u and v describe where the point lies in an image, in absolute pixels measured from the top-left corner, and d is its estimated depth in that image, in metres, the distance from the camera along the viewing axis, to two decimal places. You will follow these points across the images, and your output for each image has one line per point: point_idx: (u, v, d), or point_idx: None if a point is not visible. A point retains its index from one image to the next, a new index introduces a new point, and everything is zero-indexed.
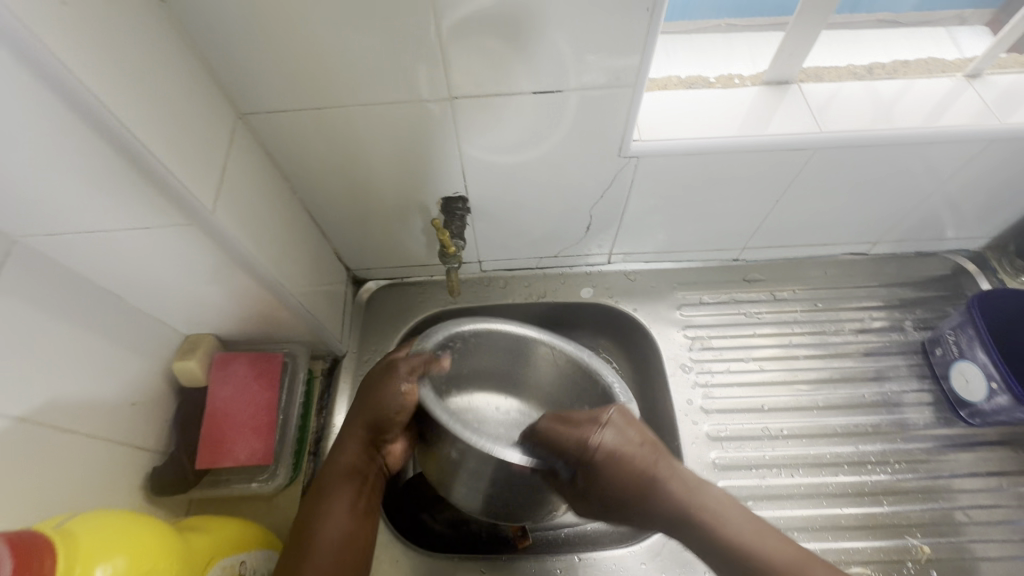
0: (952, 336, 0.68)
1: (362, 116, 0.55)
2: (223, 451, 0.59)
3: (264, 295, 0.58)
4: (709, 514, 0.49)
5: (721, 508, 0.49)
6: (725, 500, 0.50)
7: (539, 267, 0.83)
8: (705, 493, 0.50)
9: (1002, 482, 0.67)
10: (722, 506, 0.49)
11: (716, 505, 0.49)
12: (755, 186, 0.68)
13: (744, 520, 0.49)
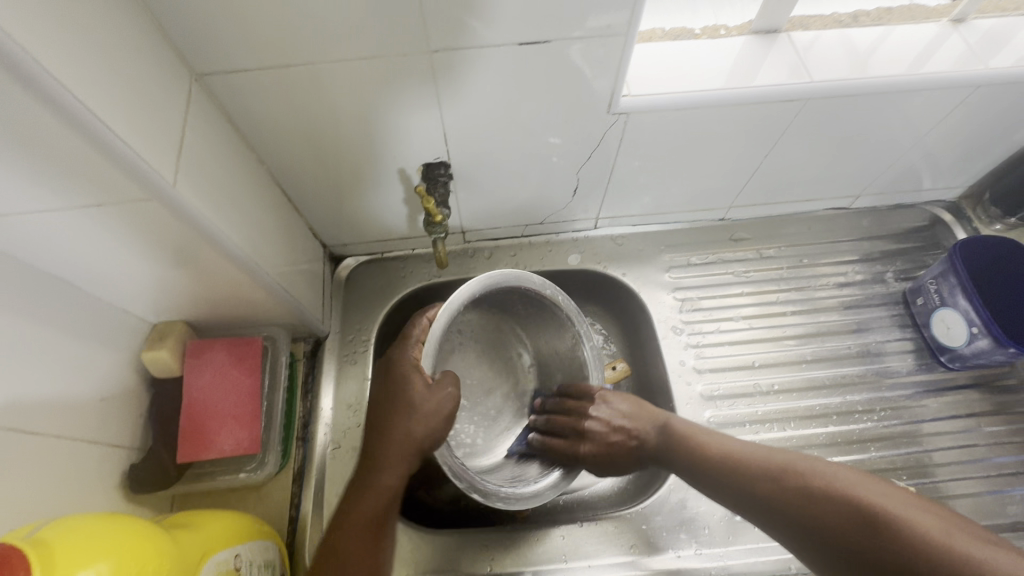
0: (934, 284, 0.70)
1: (333, 76, 0.51)
2: (206, 443, 0.56)
3: (239, 277, 0.54)
4: (733, 458, 0.52)
5: (730, 446, 0.53)
6: (751, 445, 0.53)
7: (523, 235, 0.80)
8: (739, 449, 0.53)
9: (980, 422, 0.70)
10: (721, 442, 0.54)
11: (723, 447, 0.53)
12: (745, 140, 0.66)
13: (753, 446, 0.53)
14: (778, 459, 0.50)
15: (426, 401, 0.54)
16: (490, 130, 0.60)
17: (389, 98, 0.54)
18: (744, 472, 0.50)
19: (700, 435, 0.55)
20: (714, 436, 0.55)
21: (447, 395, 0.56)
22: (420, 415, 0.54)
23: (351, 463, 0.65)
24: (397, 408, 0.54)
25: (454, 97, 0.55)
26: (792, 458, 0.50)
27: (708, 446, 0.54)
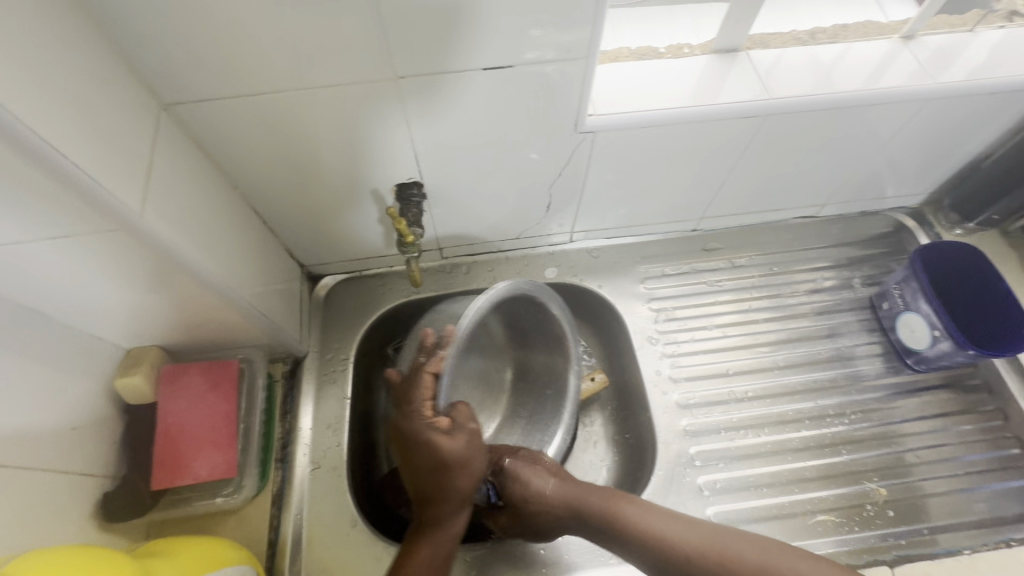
0: (898, 290, 0.72)
1: (302, 101, 0.52)
2: (181, 469, 0.56)
3: (212, 301, 0.55)
4: (659, 539, 0.54)
5: (663, 528, 0.54)
6: (669, 522, 0.55)
7: (500, 250, 0.81)
8: (654, 522, 0.55)
9: (947, 422, 0.71)
10: (649, 519, 0.55)
11: (649, 522, 0.55)
12: (710, 155, 0.68)
13: (688, 528, 0.54)
14: (718, 540, 0.53)
15: (453, 453, 0.55)
16: (461, 149, 0.61)
17: (359, 121, 0.55)
18: (675, 553, 0.53)
19: (619, 511, 0.56)
20: (638, 510, 0.56)
21: (471, 443, 0.57)
22: (449, 467, 0.55)
23: (331, 482, 0.65)
24: (428, 468, 0.56)
25: (423, 119, 0.56)
26: (717, 538, 0.53)
27: (638, 524, 0.55)
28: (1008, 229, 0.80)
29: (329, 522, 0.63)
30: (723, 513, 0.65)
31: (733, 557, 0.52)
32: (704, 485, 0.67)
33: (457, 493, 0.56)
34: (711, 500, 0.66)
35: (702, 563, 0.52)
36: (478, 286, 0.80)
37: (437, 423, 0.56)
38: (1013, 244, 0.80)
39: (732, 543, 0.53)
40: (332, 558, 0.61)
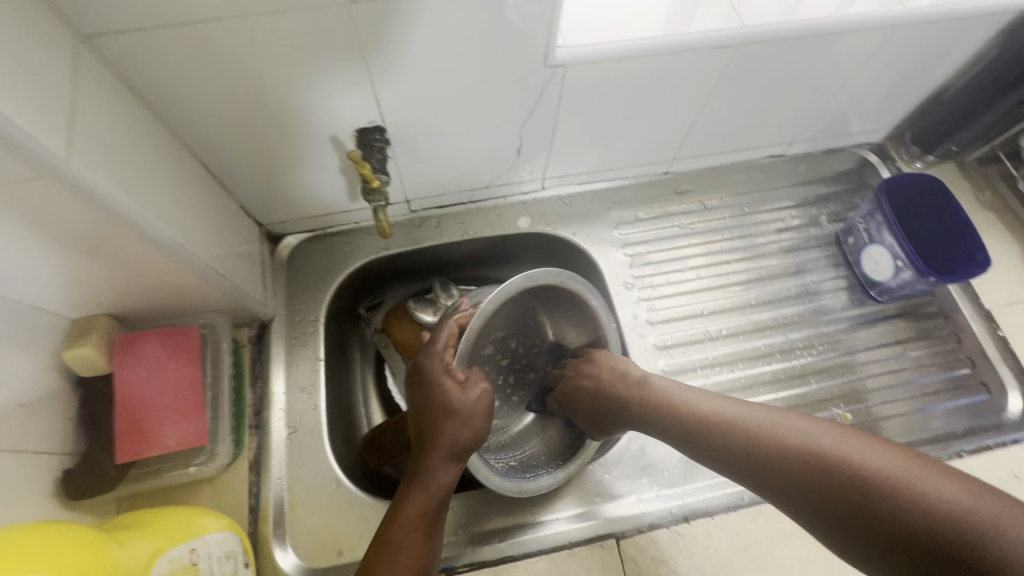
0: (863, 223, 0.74)
1: (244, 31, 0.46)
2: (147, 440, 0.53)
3: (163, 261, 0.50)
4: (728, 420, 0.51)
5: (706, 407, 0.53)
6: (738, 406, 0.52)
7: (470, 201, 0.78)
8: (689, 403, 0.55)
9: (906, 348, 0.75)
10: (675, 394, 0.56)
11: (715, 409, 0.52)
12: (683, 89, 0.66)
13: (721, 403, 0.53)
14: (742, 414, 0.51)
15: (451, 399, 0.54)
16: (424, 88, 0.57)
17: (313, 55, 0.50)
18: (704, 429, 0.52)
19: (653, 388, 0.58)
20: (666, 392, 0.57)
21: (481, 403, 0.55)
22: (449, 418, 0.53)
23: (311, 444, 0.64)
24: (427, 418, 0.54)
25: (380, 52, 0.52)
26: (756, 415, 0.50)
27: (661, 398, 0.57)
28: (964, 161, 0.82)
29: (311, 483, 0.62)
30: None
31: (766, 432, 0.48)
32: None
33: (452, 447, 0.53)
34: None
35: (733, 438, 0.49)
36: (449, 239, 0.77)
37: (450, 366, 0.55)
38: (968, 176, 0.83)
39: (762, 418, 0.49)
40: (319, 517, 0.60)
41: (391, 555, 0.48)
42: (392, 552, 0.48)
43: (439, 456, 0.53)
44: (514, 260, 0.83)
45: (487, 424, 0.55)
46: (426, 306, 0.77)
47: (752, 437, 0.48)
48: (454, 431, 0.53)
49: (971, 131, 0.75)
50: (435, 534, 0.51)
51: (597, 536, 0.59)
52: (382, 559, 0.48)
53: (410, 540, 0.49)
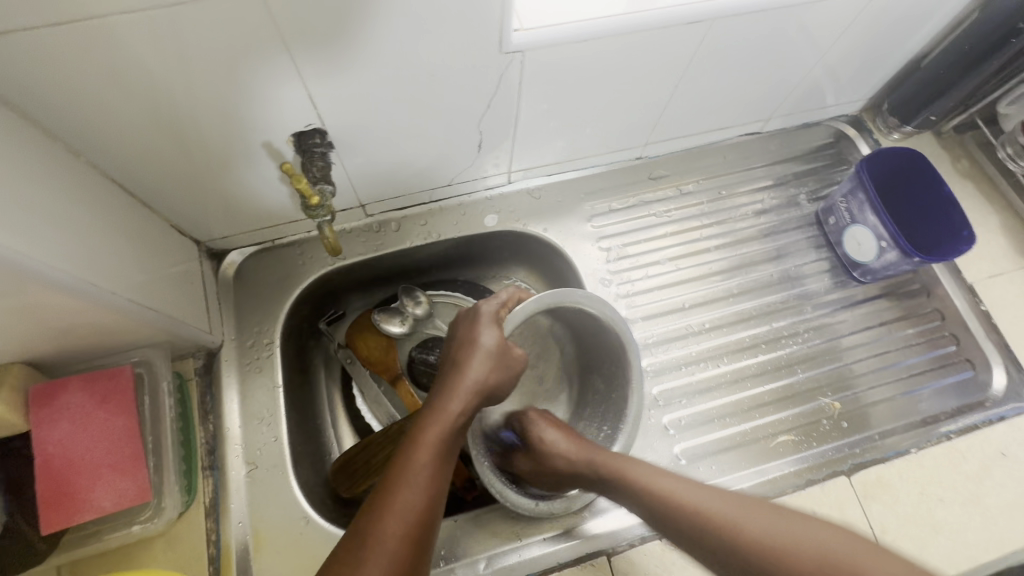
0: (844, 203, 0.71)
1: (134, 28, 0.39)
2: (77, 504, 0.47)
3: (72, 302, 0.43)
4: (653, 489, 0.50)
5: (694, 499, 0.48)
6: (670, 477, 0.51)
7: (431, 201, 0.72)
8: (655, 486, 0.50)
9: (890, 329, 0.73)
10: (657, 479, 0.50)
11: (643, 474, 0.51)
12: (652, 70, 0.61)
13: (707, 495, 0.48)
14: (728, 511, 0.46)
15: (493, 344, 0.53)
16: (363, 83, 0.51)
17: (224, 51, 0.44)
18: (689, 524, 0.47)
19: (625, 467, 0.52)
20: (649, 472, 0.51)
21: (515, 359, 0.55)
22: (488, 360, 0.53)
23: (274, 480, 0.59)
24: (465, 354, 0.53)
25: (307, 44, 0.45)
26: (742, 511, 0.46)
27: (645, 484, 0.50)
28: (942, 130, 0.80)
29: (278, 522, 0.57)
30: (691, 449, 0.65)
31: (755, 520, 0.45)
32: (669, 424, 0.65)
33: (483, 386, 0.52)
34: (677, 438, 0.65)
35: (722, 538, 0.45)
36: (411, 243, 0.71)
37: (497, 315, 0.56)
38: (946, 145, 0.80)
39: (756, 517, 0.46)
40: (288, 562, 0.56)
41: (415, 472, 0.45)
42: (415, 469, 0.45)
43: (467, 388, 0.51)
44: (484, 261, 0.78)
45: (512, 378, 0.55)
46: (392, 316, 0.73)
47: (739, 523, 0.45)
48: (488, 372, 0.52)
49: (949, 100, 0.72)
50: (451, 463, 0.49)
51: (585, 555, 0.57)
52: (407, 475, 0.45)
53: (433, 462, 0.46)
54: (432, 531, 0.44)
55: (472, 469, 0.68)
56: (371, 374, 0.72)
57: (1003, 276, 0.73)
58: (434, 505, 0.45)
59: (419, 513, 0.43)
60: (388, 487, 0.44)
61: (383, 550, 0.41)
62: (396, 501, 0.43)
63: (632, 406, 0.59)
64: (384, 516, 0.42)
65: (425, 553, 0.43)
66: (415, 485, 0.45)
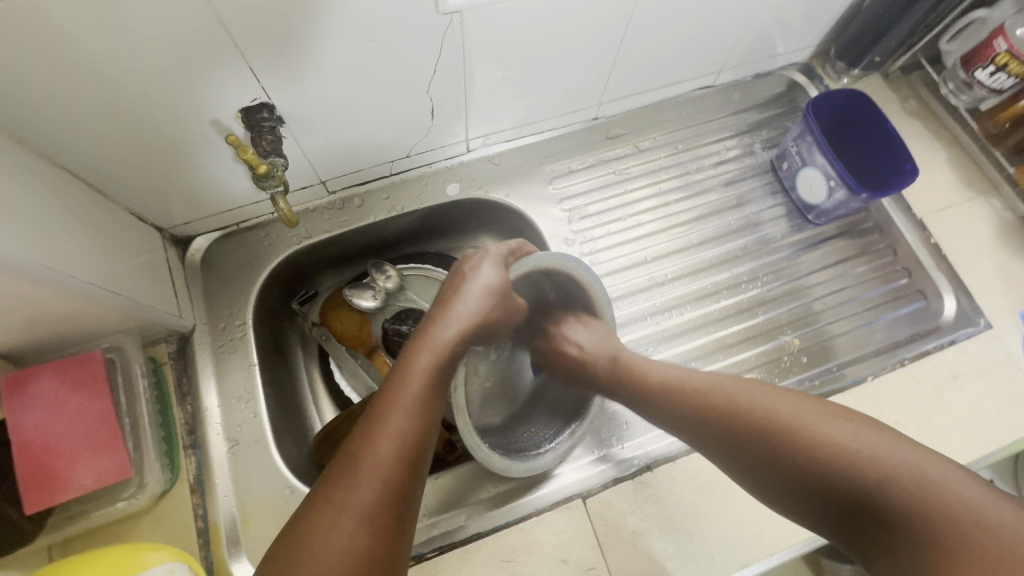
0: (795, 147, 0.72)
1: (64, 6, 0.39)
2: (58, 485, 0.48)
3: (35, 290, 0.44)
4: (671, 385, 0.56)
5: (708, 384, 0.54)
6: (672, 371, 0.57)
7: (392, 174, 0.73)
8: (676, 376, 0.56)
9: (846, 267, 0.76)
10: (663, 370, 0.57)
11: (663, 373, 0.57)
12: (597, 27, 0.62)
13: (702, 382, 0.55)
14: (723, 397, 0.52)
15: (490, 282, 0.55)
16: (304, 54, 0.51)
17: (159, 27, 0.44)
18: (711, 422, 0.52)
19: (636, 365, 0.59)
20: (655, 369, 0.58)
21: (512, 296, 0.56)
22: (484, 298, 0.54)
23: (255, 454, 0.60)
24: (459, 289, 0.55)
25: (242, 17, 0.45)
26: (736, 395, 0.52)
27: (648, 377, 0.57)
28: (888, 71, 0.81)
29: (263, 493, 0.59)
30: None
31: (765, 411, 0.50)
32: None
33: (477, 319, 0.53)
34: None
35: (734, 420, 0.50)
36: (376, 218, 0.72)
37: (504, 260, 0.57)
38: (894, 86, 0.82)
39: (779, 401, 0.50)
40: (276, 529, 0.58)
41: (407, 397, 0.46)
42: (407, 395, 0.46)
43: (460, 319, 0.52)
44: (450, 231, 0.79)
45: (506, 315, 0.56)
46: (364, 290, 0.74)
47: (755, 418, 0.50)
48: (482, 306, 0.54)
49: (892, 40, 0.73)
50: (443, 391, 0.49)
51: (563, 500, 0.59)
52: (398, 401, 0.45)
53: (424, 388, 0.47)
54: (426, 454, 0.45)
55: (453, 432, 0.70)
56: (347, 349, 0.74)
57: (951, 209, 0.75)
58: (426, 429, 0.45)
59: (411, 436, 0.44)
60: (380, 412, 0.45)
61: (377, 472, 0.41)
62: (388, 426, 0.44)
63: (607, 357, 0.61)
64: (376, 440, 0.43)
65: (419, 475, 0.43)
66: (407, 410, 0.45)
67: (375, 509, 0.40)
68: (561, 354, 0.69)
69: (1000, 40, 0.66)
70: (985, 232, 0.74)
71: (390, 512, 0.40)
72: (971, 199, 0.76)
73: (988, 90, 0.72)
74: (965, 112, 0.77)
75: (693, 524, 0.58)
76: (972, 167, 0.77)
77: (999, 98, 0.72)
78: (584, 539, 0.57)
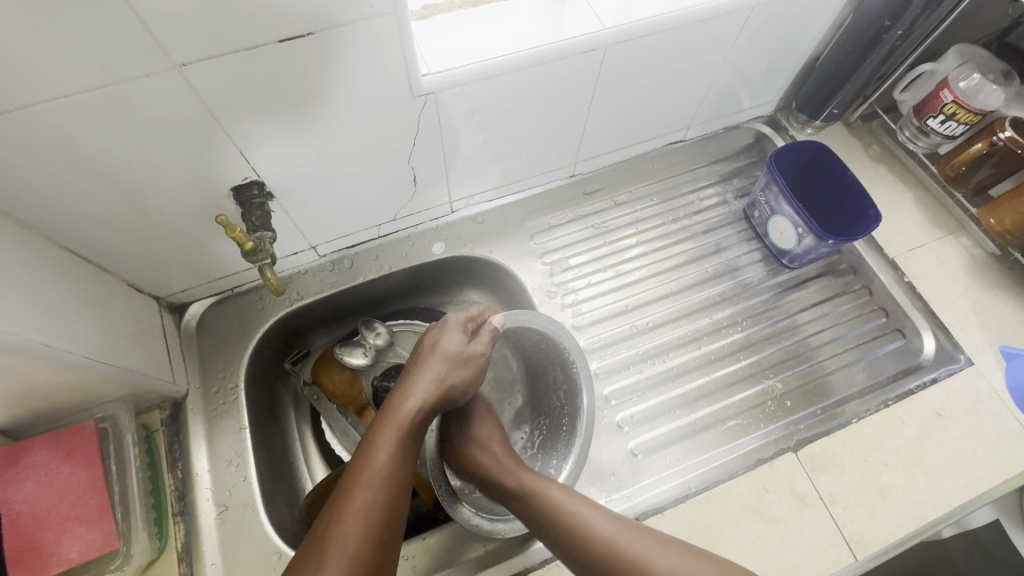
0: (764, 196, 0.76)
1: (68, 111, 0.44)
2: (45, 558, 0.49)
3: (33, 365, 0.46)
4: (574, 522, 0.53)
5: (595, 523, 0.53)
6: (572, 497, 0.55)
7: (380, 235, 0.76)
8: (567, 508, 0.54)
9: (825, 308, 0.77)
10: (569, 502, 0.55)
11: (568, 505, 0.54)
12: (563, 97, 0.67)
13: (618, 528, 0.53)
14: (610, 532, 0.52)
15: (454, 348, 0.58)
16: (295, 135, 0.55)
17: (156, 121, 0.48)
18: (602, 556, 0.52)
19: (552, 495, 0.55)
20: (577, 504, 0.55)
21: (478, 358, 0.59)
22: (446, 362, 0.57)
23: (245, 519, 0.60)
24: (423, 358, 0.58)
25: (232, 109, 0.50)
26: (638, 542, 0.52)
27: (556, 506, 0.55)
28: (850, 121, 0.86)
29: (251, 560, 0.59)
30: (644, 445, 0.68)
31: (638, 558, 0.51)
32: (623, 423, 0.69)
33: (440, 384, 0.56)
34: (631, 434, 0.68)
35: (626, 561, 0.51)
36: (366, 277, 0.75)
37: (465, 326, 0.60)
38: (856, 134, 0.86)
39: (622, 534, 0.52)
40: None
41: (372, 471, 0.48)
42: (373, 469, 0.48)
43: (423, 389, 0.55)
44: (438, 287, 0.82)
45: (473, 379, 0.59)
46: (353, 348, 0.75)
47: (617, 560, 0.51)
48: (443, 372, 0.57)
49: (847, 93, 0.78)
50: (410, 459, 0.51)
51: (552, 556, 0.58)
52: (363, 476, 0.47)
53: (391, 460, 0.49)
54: (393, 527, 0.46)
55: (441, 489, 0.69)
56: (338, 408, 0.75)
57: (922, 248, 0.78)
58: (394, 499, 0.47)
59: (374, 513, 0.46)
60: (346, 489, 0.47)
61: (343, 549, 0.43)
62: (353, 502, 0.46)
63: (585, 414, 0.62)
64: (341, 517, 0.45)
65: (386, 550, 0.45)
66: (370, 485, 0.47)
67: None
68: (545, 405, 0.71)
69: (946, 91, 0.71)
70: (958, 269, 0.76)
71: None
72: (941, 238, 0.78)
73: (943, 137, 0.76)
74: (924, 156, 0.81)
75: None
76: (938, 207, 0.80)
77: (954, 143, 0.76)
78: None
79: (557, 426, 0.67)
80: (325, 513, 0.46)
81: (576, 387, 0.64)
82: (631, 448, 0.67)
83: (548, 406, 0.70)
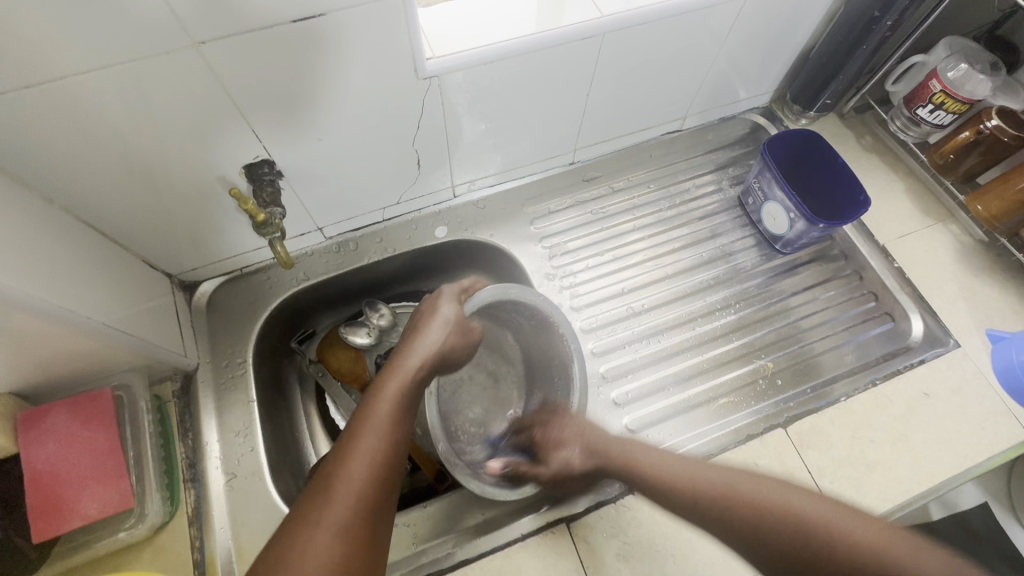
0: (757, 183, 0.78)
1: (92, 86, 0.46)
2: (64, 513, 0.52)
3: (55, 329, 0.49)
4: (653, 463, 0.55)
5: (662, 465, 0.54)
6: (658, 456, 0.55)
7: (384, 219, 0.79)
8: (637, 450, 0.57)
9: (816, 292, 0.79)
10: (653, 453, 0.55)
11: (649, 455, 0.56)
12: (563, 83, 0.69)
13: (704, 469, 0.52)
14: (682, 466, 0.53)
15: (453, 315, 0.61)
16: (304, 117, 0.58)
17: (173, 99, 0.51)
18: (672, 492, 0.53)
19: (629, 449, 0.57)
20: (657, 455, 0.55)
21: (473, 328, 0.62)
22: (447, 327, 0.59)
23: (253, 487, 0.63)
24: (423, 324, 0.60)
25: (246, 89, 0.52)
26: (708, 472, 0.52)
27: (640, 457, 0.56)
28: (843, 112, 0.88)
29: (259, 525, 0.61)
30: (638, 421, 0.70)
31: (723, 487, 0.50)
32: (618, 400, 0.71)
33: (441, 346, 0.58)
34: (626, 411, 0.70)
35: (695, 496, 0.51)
36: (369, 260, 0.77)
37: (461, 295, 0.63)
38: (850, 125, 0.88)
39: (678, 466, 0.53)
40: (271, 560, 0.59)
41: (377, 419, 0.50)
42: (378, 418, 0.50)
43: (425, 350, 0.57)
44: (440, 270, 0.84)
45: (467, 346, 0.62)
46: (358, 328, 0.76)
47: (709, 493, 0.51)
48: (445, 335, 0.59)
49: (839, 84, 0.80)
50: (411, 412, 0.53)
51: (547, 525, 0.60)
52: (369, 423, 0.49)
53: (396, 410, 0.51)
54: (396, 473, 0.48)
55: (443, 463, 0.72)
56: (342, 386, 0.77)
57: (912, 234, 0.80)
58: (395, 451, 0.49)
59: (381, 457, 0.47)
60: (351, 434, 0.48)
61: (350, 486, 0.44)
62: (359, 445, 0.47)
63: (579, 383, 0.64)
64: (347, 459, 0.46)
65: (388, 499, 0.46)
66: (375, 431, 0.49)
67: (348, 525, 0.43)
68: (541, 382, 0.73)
69: (934, 81, 0.73)
70: (946, 256, 0.78)
71: (362, 530, 0.43)
72: (930, 225, 0.80)
73: (933, 126, 0.79)
74: (915, 145, 0.83)
75: (673, 546, 0.59)
76: (928, 196, 0.82)
77: (944, 132, 0.78)
78: (568, 564, 0.58)
79: (552, 402, 0.69)
80: (330, 455, 0.47)
81: (570, 361, 0.66)
82: (626, 423, 0.69)
83: (544, 382, 0.72)
